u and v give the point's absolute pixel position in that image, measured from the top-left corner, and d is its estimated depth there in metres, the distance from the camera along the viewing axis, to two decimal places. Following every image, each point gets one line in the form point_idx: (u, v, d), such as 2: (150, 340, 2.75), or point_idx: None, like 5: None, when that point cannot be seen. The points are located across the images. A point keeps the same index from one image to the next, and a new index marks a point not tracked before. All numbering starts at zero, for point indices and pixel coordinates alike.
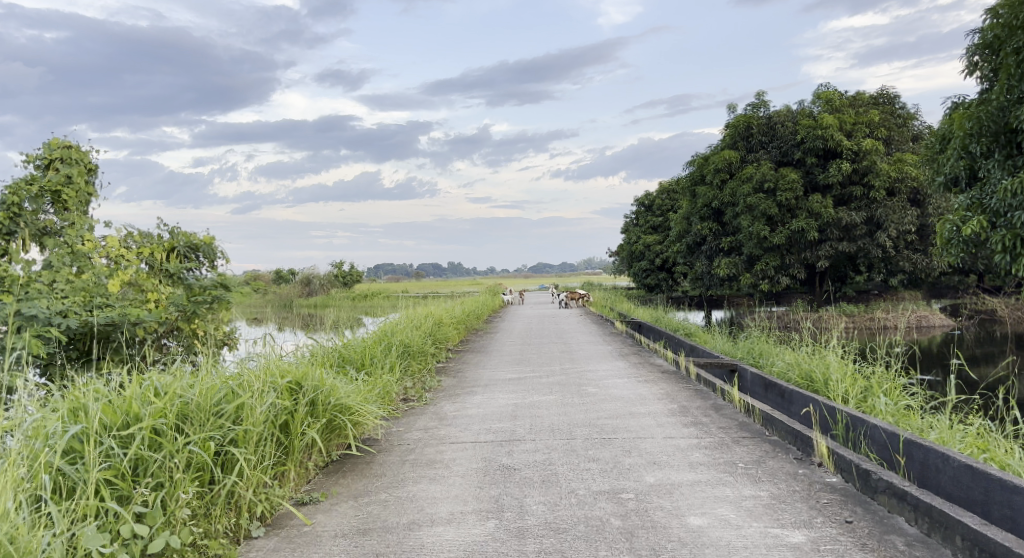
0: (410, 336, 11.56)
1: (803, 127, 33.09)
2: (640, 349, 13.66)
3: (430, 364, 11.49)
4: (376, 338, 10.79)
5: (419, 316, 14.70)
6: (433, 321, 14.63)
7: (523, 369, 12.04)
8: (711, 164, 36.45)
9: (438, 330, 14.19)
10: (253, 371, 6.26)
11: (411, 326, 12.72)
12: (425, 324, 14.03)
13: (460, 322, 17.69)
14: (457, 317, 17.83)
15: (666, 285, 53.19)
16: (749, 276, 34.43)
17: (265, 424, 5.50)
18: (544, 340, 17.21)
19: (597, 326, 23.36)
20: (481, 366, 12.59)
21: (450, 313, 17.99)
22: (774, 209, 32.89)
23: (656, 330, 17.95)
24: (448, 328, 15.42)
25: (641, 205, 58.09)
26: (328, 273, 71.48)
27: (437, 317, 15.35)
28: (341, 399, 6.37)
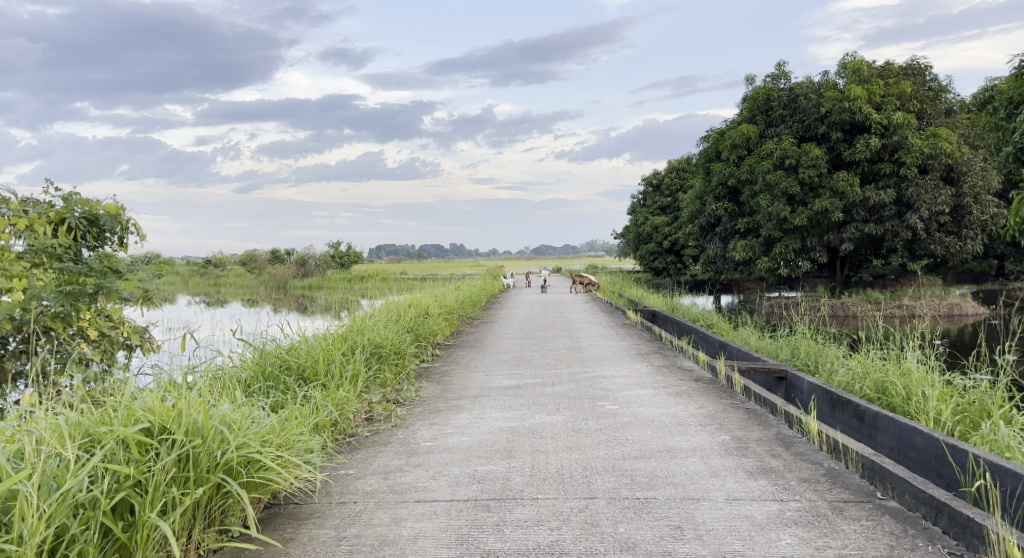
0: (385, 331, 9.49)
1: (829, 99, 30.84)
2: (664, 348, 11.57)
3: (408, 368, 9.39)
4: (339, 337, 8.67)
5: (404, 307, 12.63)
6: (420, 314, 12.56)
7: (523, 373, 9.97)
8: (727, 140, 34.24)
9: (424, 322, 12.10)
10: (110, 419, 4.82)
11: (388, 319, 10.65)
12: (410, 316, 11.95)
13: (453, 313, 15.62)
14: (452, 306, 15.70)
15: (675, 269, 50.94)
16: (766, 260, 32.30)
17: (60, 523, 4.18)
18: (550, 332, 15.13)
19: (606, 314, 21.21)
20: (473, 369, 10.54)
21: (444, 301, 15.93)
22: (795, 187, 30.72)
23: (676, 322, 15.87)
24: (438, 320, 13.34)
25: (650, 184, 55.71)
26: (325, 254, 69.08)
27: (423, 305, 13.29)
28: (227, 457, 4.73)
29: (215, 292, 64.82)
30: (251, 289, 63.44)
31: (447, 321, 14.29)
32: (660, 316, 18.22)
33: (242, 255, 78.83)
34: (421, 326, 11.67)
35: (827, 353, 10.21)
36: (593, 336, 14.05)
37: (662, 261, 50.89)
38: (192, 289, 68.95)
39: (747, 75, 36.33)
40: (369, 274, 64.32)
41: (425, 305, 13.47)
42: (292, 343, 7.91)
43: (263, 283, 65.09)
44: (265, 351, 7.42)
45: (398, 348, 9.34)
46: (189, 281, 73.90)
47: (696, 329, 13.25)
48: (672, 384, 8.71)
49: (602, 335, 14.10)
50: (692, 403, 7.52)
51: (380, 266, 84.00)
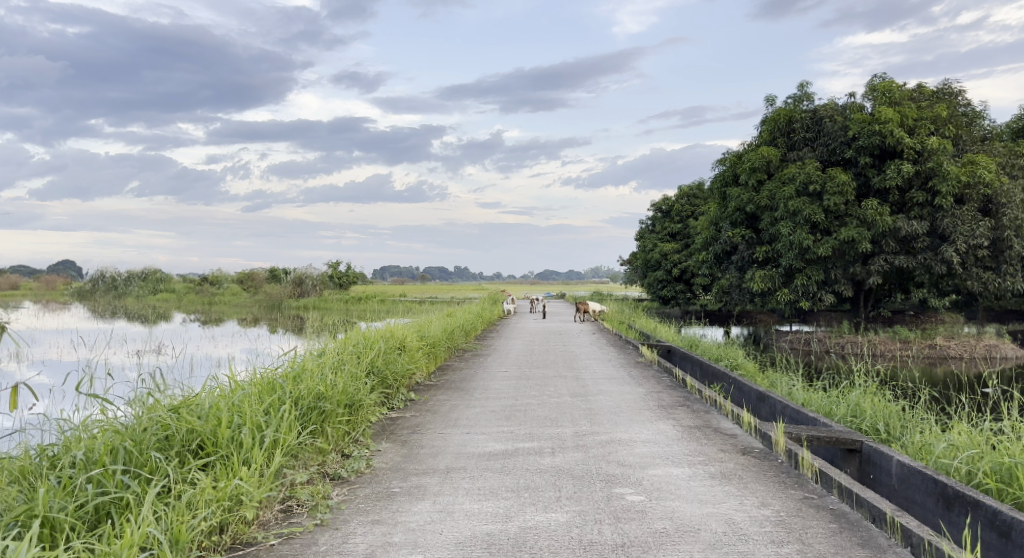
0: (330, 377, 7.46)
1: (856, 122, 28.78)
2: (694, 402, 9.37)
3: (361, 428, 7.33)
4: (269, 384, 6.88)
5: (376, 339, 10.46)
6: (392, 350, 10.35)
7: (515, 431, 7.79)
8: (745, 163, 32.21)
9: (395, 360, 9.93)
10: None
11: (344, 360, 8.58)
12: (381, 353, 9.78)
13: (439, 346, 13.42)
14: (438, 338, 13.51)
15: (684, 298, 48.75)
16: (787, 292, 30.17)
17: None
18: (551, 369, 12.89)
19: (615, 348, 19.05)
20: (454, 423, 8.37)
21: (432, 330, 13.82)
22: (820, 215, 28.64)
23: (698, 364, 13.69)
24: (417, 359, 11.15)
25: (659, 210, 53.55)
26: (322, 274, 67.05)
27: (400, 337, 11.10)
28: None
29: (209, 310, 62.81)
30: (245, 308, 61.44)
31: (428, 359, 12.05)
32: (678, 353, 15.99)
33: (239, 273, 76.87)
34: (387, 365, 9.55)
35: (912, 422, 7.95)
36: (602, 377, 11.81)
37: (670, 290, 48.61)
38: (186, 307, 67.03)
39: (767, 95, 34.26)
40: (367, 295, 62.20)
41: (400, 334, 11.32)
42: (198, 389, 6.51)
43: (257, 302, 63.07)
44: (152, 410, 6.08)
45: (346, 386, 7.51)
46: (184, 299, 71.99)
47: (728, 375, 11.05)
48: (715, 458, 6.51)
49: (615, 378, 11.82)
50: (750, 499, 5.38)
51: (381, 288, 81.85)
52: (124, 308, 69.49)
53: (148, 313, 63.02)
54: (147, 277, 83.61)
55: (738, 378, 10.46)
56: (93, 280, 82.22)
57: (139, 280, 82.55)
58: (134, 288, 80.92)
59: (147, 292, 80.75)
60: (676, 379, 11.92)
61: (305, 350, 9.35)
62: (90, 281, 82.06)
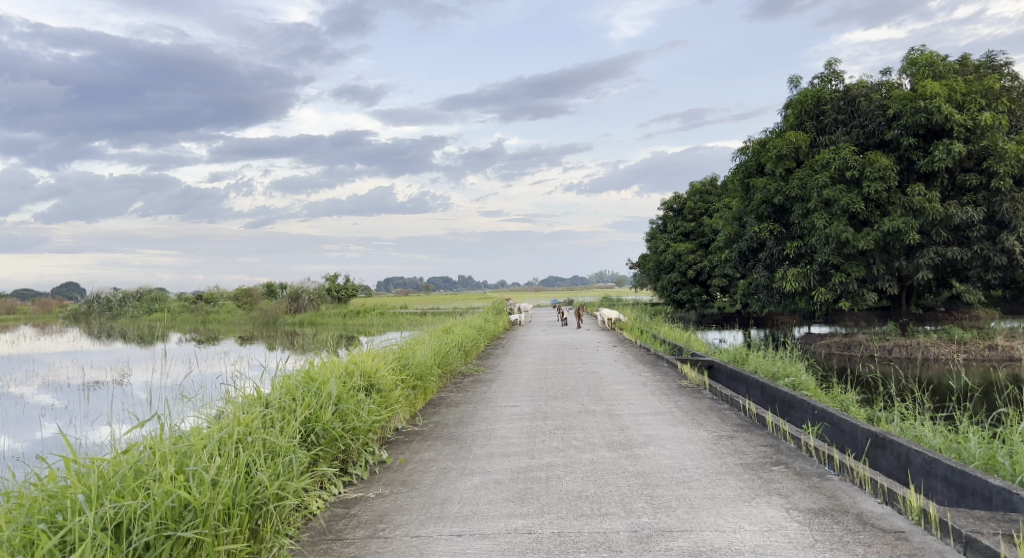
0: (213, 477, 5.67)
1: (896, 99, 25.86)
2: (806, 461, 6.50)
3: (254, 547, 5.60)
4: (118, 478, 5.60)
5: (329, 374, 7.58)
6: (349, 391, 7.47)
7: (509, 521, 5.19)
8: (770, 150, 29.25)
9: (350, 410, 7.24)
10: None
11: (261, 428, 6.38)
12: (326, 407, 7.03)
13: (424, 369, 10.35)
14: (425, 364, 10.50)
15: (700, 302, 45.70)
16: (824, 291, 27.19)
17: None
18: (573, 402, 9.88)
19: (643, 363, 16.06)
20: (430, 501, 5.71)
21: (417, 354, 10.81)
22: (859, 204, 25.74)
23: (761, 386, 10.73)
24: (392, 398, 8.26)
25: (669, 209, 50.36)
26: (320, 287, 64.26)
27: (367, 368, 8.22)
28: None
29: (204, 329, 60.02)
30: (240, 325, 58.63)
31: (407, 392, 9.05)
32: (723, 370, 13.08)
33: (235, 289, 74.07)
34: (330, 420, 6.92)
35: None
36: (643, 413, 8.87)
37: (685, 294, 45.54)
38: (181, 326, 64.16)
39: (790, 76, 31.21)
40: (366, 308, 59.33)
41: (362, 360, 8.44)
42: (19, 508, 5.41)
43: (252, 319, 60.22)
44: None
45: (252, 469, 5.93)
46: (177, 318, 69.17)
47: (816, 408, 8.19)
48: None
49: (662, 414, 8.84)
50: None
51: (383, 299, 78.92)
52: (118, 328, 66.88)
53: (142, 333, 60.26)
54: (142, 296, 80.96)
55: (836, 413, 7.64)
56: (87, 301, 79.79)
57: (134, 300, 79.84)
58: (128, 308, 78.18)
59: (142, 312, 77.91)
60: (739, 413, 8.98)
61: (212, 413, 7.07)
62: (85, 303, 79.63)
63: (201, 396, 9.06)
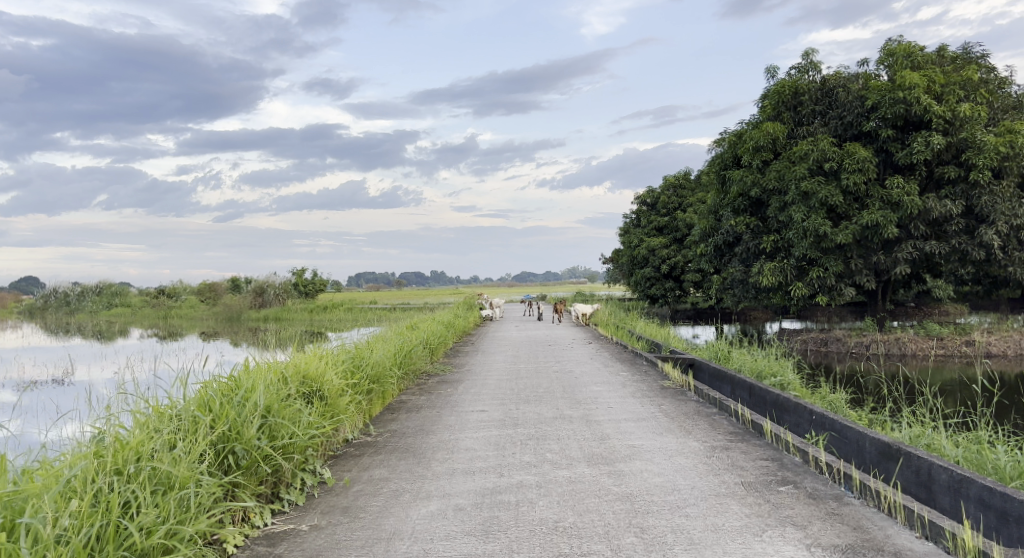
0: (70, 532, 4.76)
1: (875, 90, 25.20)
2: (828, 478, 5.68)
3: None
4: None
5: (258, 382, 6.58)
6: (282, 401, 6.48)
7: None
8: (747, 142, 28.50)
9: (279, 424, 6.28)
10: None
11: (153, 461, 5.46)
12: (248, 423, 6.06)
13: (381, 370, 9.34)
14: (383, 365, 9.48)
15: (673, 297, 45.06)
16: (801, 286, 26.58)
17: None
18: (546, 406, 8.97)
19: (620, 361, 15.16)
20: (369, 533, 4.85)
21: (375, 353, 9.81)
22: (838, 196, 25.08)
23: (750, 387, 9.88)
24: (338, 405, 7.28)
25: (643, 203, 49.57)
26: (285, 281, 62.81)
27: (310, 372, 7.28)
28: None
29: (164, 325, 58.33)
30: (202, 321, 57.04)
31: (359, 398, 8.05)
32: (705, 369, 12.22)
33: (198, 284, 72.23)
34: (251, 438, 5.95)
35: None
36: (624, 421, 7.98)
37: (658, 289, 44.86)
38: (141, 322, 62.37)
39: (767, 66, 30.43)
40: (333, 304, 57.98)
41: (302, 363, 7.44)
42: None
43: (215, 315, 58.62)
44: None
45: (125, 514, 4.99)
46: (138, 314, 67.32)
47: (816, 413, 7.37)
48: None
49: (646, 421, 7.92)
50: None
51: (351, 295, 77.49)
52: (76, 323, 65.01)
53: (101, 330, 58.46)
54: (101, 291, 78.81)
55: (841, 420, 6.83)
56: (45, 296, 77.60)
57: (93, 296, 77.64)
58: (87, 303, 76.01)
59: (101, 307, 75.74)
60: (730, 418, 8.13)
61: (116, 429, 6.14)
62: (42, 298, 77.42)
63: (125, 401, 8.04)
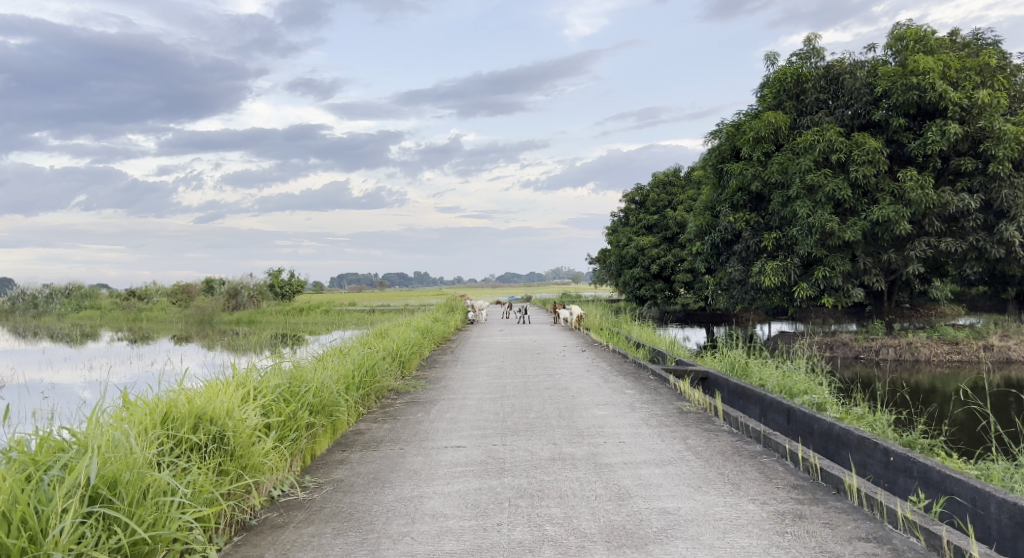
0: None
1: (884, 76, 23.34)
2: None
3: None
4: None
5: (99, 441, 5.07)
6: (138, 470, 4.99)
7: None
8: (746, 132, 26.59)
9: (117, 513, 4.80)
10: None
11: None
12: (60, 517, 4.60)
13: (329, 393, 7.58)
14: (331, 389, 7.65)
15: (662, 298, 43.32)
16: (806, 287, 24.81)
17: None
18: (539, 441, 7.19)
19: (621, 372, 13.26)
20: None
21: (321, 374, 7.97)
22: (846, 190, 23.23)
23: (789, 410, 8.26)
24: (245, 458, 5.72)
25: (631, 201, 47.60)
26: (260, 283, 60.54)
27: (217, 411, 5.76)
28: None
29: (134, 327, 56.01)
30: (173, 324, 54.71)
31: (292, 435, 6.40)
32: (725, 384, 10.38)
33: (171, 285, 69.77)
34: (56, 548, 4.49)
35: None
36: (645, 465, 6.25)
37: (648, 290, 43.07)
38: (111, 325, 60.03)
39: (767, 52, 28.47)
40: (310, 305, 55.82)
41: (198, 400, 5.89)
42: None
43: (186, 317, 56.26)
44: None
45: None
46: (108, 316, 64.90)
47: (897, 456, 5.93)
48: None
49: (672, 467, 6.08)
50: None
51: (330, 296, 75.27)
52: (44, 326, 62.58)
53: (69, 333, 56.08)
54: (71, 293, 76.13)
55: (939, 471, 5.49)
56: (14, 297, 75.04)
57: (62, 297, 74.94)
58: (55, 305, 73.38)
59: (70, 310, 72.96)
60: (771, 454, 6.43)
61: None
62: (10, 299, 74.82)
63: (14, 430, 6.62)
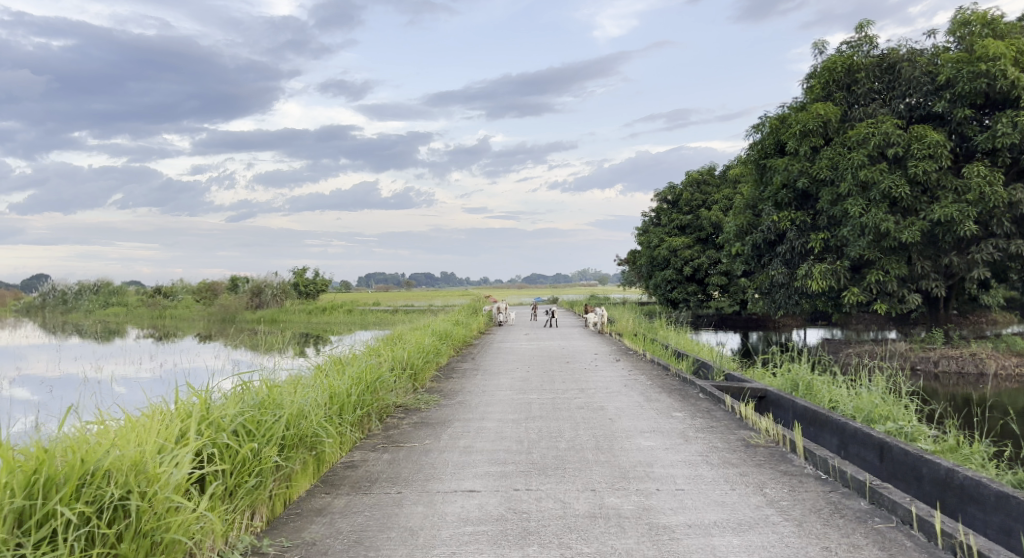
0: None
1: (948, 63, 21.48)
2: None
3: None
4: None
5: None
6: None
7: None
8: (792, 126, 24.76)
9: None
10: None
11: None
12: None
13: (319, 414, 6.43)
14: (310, 414, 6.27)
15: (695, 302, 41.49)
16: (857, 293, 23.00)
17: None
18: (572, 485, 5.70)
19: (664, 384, 11.62)
20: None
21: (302, 394, 6.63)
22: (904, 187, 21.38)
23: (882, 445, 6.76)
24: (150, 532, 4.75)
25: (664, 200, 45.68)
26: (284, 282, 59.40)
27: (108, 465, 4.74)
28: None
29: (159, 325, 55.17)
30: (196, 322, 53.73)
31: (249, 480, 5.33)
32: (788, 407, 8.88)
33: (196, 283, 68.90)
34: None
35: None
36: (716, 529, 4.80)
37: (680, 293, 41.26)
38: (135, 322, 59.28)
39: (816, 40, 26.62)
40: (333, 305, 54.58)
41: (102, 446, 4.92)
42: None
43: (209, 316, 55.28)
44: None
45: None
46: (133, 313, 64.21)
47: None
48: None
49: (753, 535, 4.65)
50: None
51: (356, 296, 74.01)
52: (69, 323, 62.02)
53: (92, 330, 55.29)
54: (100, 289, 75.57)
55: None
56: (43, 293, 74.96)
57: (91, 294, 74.36)
58: (83, 302, 72.87)
59: (97, 306, 72.37)
60: (874, 506, 5.20)
61: None
62: (39, 295, 74.64)
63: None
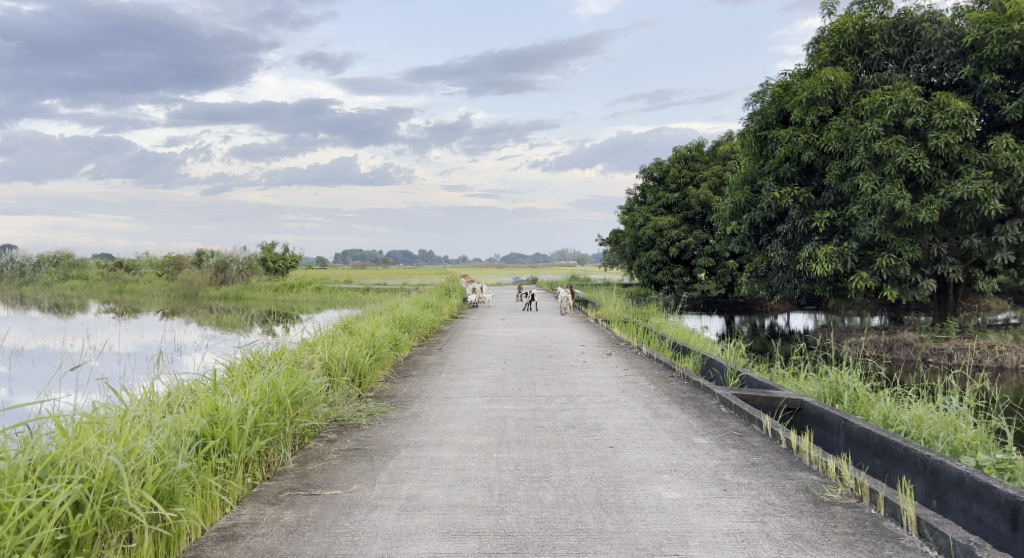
0: None
1: (975, 22, 19.42)
2: None
3: None
4: None
5: None
6: None
7: None
8: (797, 93, 22.66)
9: None
10: None
11: None
12: None
13: (148, 477, 5.16)
14: (123, 481, 5.10)
15: (681, 285, 39.33)
16: (865, 278, 20.97)
17: None
18: None
19: (671, 387, 9.41)
20: None
21: (142, 446, 5.35)
22: (923, 161, 19.35)
23: (1013, 505, 4.98)
24: None
25: (650, 177, 43.37)
26: (250, 257, 56.54)
27: None
28: None
29: (119, 300, 52.34)
30: (156, 298, 50.95)
31: None
32: (837, 429, 6.82)
33: (161, 257, 65.81)
34: None
35: None
36: None
37: (665, 275, 39.11)
38: (94, 296, 56.31)
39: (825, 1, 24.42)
40: (302, 282, 51.93)
41: None
42: None
43: (171, 292, 52.49)
44: None
45: None
46: (92, 287, 61.18)
47: None
48: None
49: None
50: None
51: (327, 272, 71.03)
52: (23, 295, 58.76)
53: (47, 304, 52.30)
54: (59, 262, 72.03)
55: None
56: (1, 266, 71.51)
57: (49, 267, 70.82)
58: (42, 275, 69.48)
59: (56, 280, 69.09)
60: None
61: None
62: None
63: None
